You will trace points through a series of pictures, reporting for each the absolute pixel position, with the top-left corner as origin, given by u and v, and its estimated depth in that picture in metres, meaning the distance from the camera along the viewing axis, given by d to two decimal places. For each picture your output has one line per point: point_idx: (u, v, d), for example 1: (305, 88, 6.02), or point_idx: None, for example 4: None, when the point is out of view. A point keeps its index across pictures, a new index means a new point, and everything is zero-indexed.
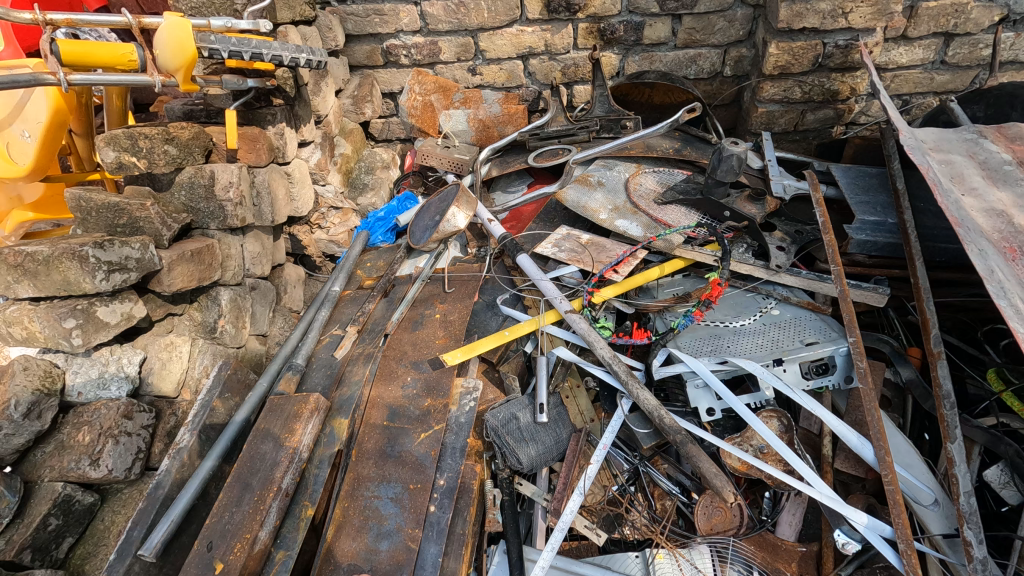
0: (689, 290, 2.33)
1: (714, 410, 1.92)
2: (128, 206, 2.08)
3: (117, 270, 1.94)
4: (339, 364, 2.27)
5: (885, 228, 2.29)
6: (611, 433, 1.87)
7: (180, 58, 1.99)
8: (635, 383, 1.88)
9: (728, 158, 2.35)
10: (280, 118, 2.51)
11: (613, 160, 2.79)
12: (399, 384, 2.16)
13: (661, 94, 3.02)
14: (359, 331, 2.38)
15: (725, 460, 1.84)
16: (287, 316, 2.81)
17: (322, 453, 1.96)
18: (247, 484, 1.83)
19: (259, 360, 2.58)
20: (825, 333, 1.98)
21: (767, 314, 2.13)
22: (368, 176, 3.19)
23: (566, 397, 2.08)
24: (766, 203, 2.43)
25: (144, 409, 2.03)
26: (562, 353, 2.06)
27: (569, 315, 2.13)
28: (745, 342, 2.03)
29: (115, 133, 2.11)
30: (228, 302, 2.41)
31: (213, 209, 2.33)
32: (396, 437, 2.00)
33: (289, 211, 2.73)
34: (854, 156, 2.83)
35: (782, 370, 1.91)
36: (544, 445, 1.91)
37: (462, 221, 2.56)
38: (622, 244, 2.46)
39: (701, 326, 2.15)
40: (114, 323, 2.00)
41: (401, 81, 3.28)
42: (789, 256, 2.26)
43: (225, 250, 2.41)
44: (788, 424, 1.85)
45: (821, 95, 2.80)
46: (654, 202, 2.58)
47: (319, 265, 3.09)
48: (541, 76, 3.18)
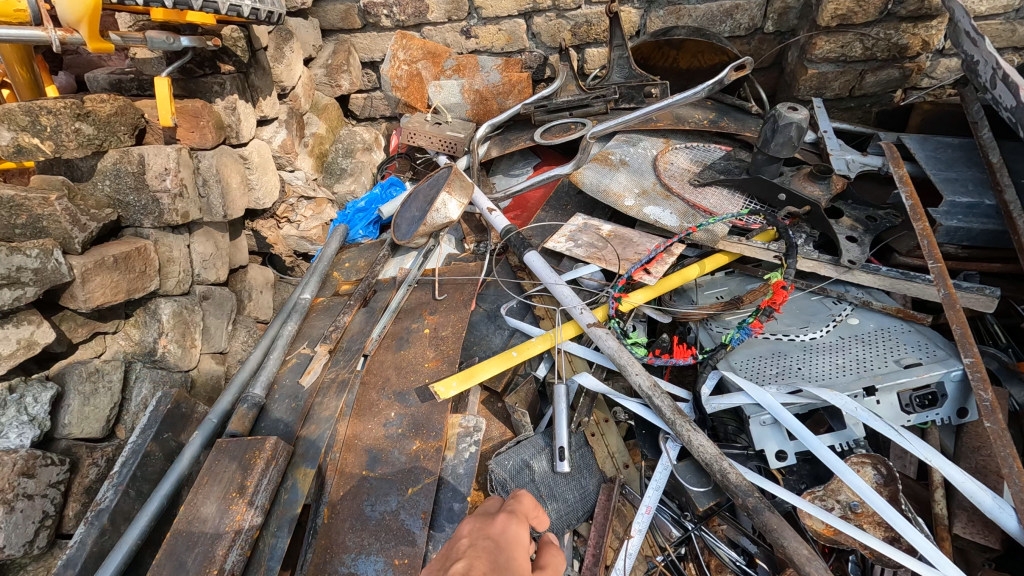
0: (736, 293, 1.91)
1: (786, 455, 1.48)
2: (26, 201, 1.61)
3: (6, 286, 1.50)
4: (306, 394, 1.82)
5: (981, 211, 1.84)
6: (655, 490, 1.45)
7: (82, 7, 1.51)
8: (686, 424, 1.44)
9: (785, 128, 1.86)
10: (229, 88, 2.05)
11: (637, 135, 2.33)
12: (380, 421, 1.74)
13: (688, 56, 2.55)
14: (331, 350, 1.93)
15: (805, 522, 1.41)
16: (250, 327, 2.36)
17: (282, 516, 1.54)
18: (181, 563, 1.40)
19: (214, 384, 2.14)
20: (927, 350, 1.53)
21: (843, 325, 1.69)
22: (346, 160, 2.74)
23: (591, 436, 1.63)
24: (833, 182, 1.96)
25: (53, 461, 1.59)
26: (586, 381, 1.62)
27: (593, 330, 1.70)
28: (821, 363, 1.59)
29: (7, 106, 1.57)
30: (171, 317, 1.98)
31: (145, 202, 1.88)
32: (377, 492, 1.59)
33: (249, 203, 2.27)
34: (922, 125, 2.35)
35: (875, 402, 1.46)
36: (567, 504, 1.49)
37: (456, 210, 2.11)
38: (652, 237, 2.01)
39: (759, 340, 1.71)
40: (8, 354, 1.53)
41: (382, 47, 2.81)
42: (864, 248, 1.82)
43: (166, 253, 1.95)
44: (888, 473, 1.40)
45: (886, 51, 2.32)
46: (690, 183, 2.12)
47: (291, 265, 2.64)
48: (547, 38, 2.73)
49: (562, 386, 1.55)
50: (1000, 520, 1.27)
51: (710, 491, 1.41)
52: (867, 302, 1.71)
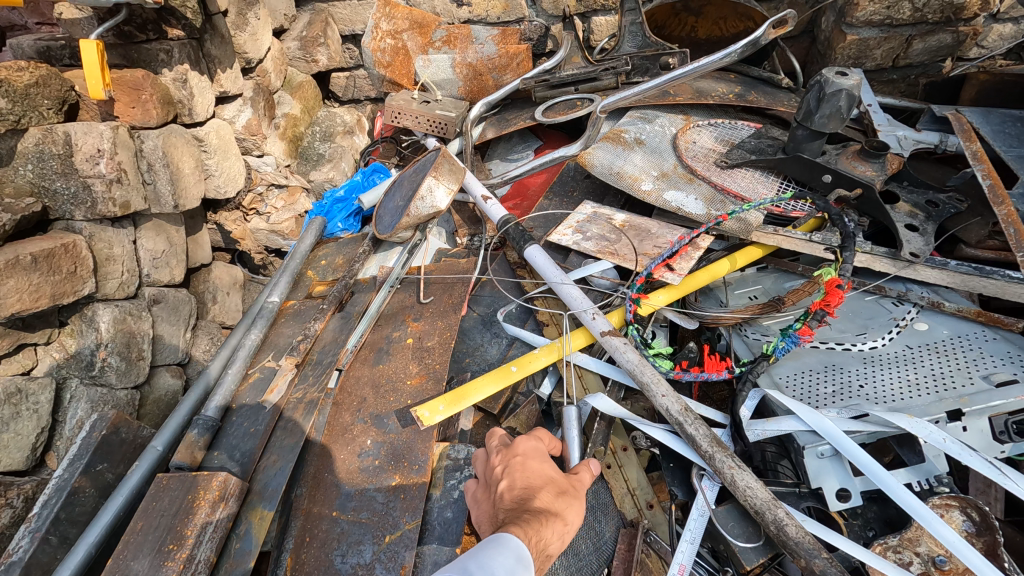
0: (774, 293, 1.62)
1: (850, 495, 1.19)
2: None
3: None
4: (267, 416, 1.54)
5: None
6: (690, 543, 1.15)
7: None
8: (727, 457, 1.15)
9: (834, 97, 1.57)
10: (178, 57, 1.76)
11: (652, 111, 2.04)
12: (354, 450, 1.46)
13: (708, 25, 2.30)
14: (300, 364, 1.65)
15: None
16: (214, 333, 2.06)
17: (232, 571, 1.25)
18: None
19: (169, 401, 1.86)
20: (1017, 363, 1.26)
21: (908, 331, 1.40)
22: (324, 145, 2.46)
23: (606, 468, 1.35)
24: (887, 161, 1.67)
25: None
26: (600, 403, 1.34)
27: (607, 340, 1.41)
28: (887, 378, 1.30)
29: None
30: (112, 324, 1.69)
31: (75, 189, 1.57)
32: (348, 539, 1.31)
33: (208, 192, 1.98)
34: (977, 98, 2.05)
35: (961, 429, 1.18)
36: (577, 558, 1.17)
37: (443, 199, 1.83)
38: (673, 227, 1.72)
39: (807, 349, 1.43)
40: None
41: (364, 17, 2.49)
42: (929, 238, 1.53)
43: (104, 250, 1.66)
44: (983, 520, 1.11)
45: (939, 12, 2.02)
46: (716, 164, 1.82)
47: (262, 263, 2.35)
48: (548, 5, 2.42)
49: (575, 406, 1.30)
50: None
51: (760, 545, 1.12)
52: (936, 304, 1.43)
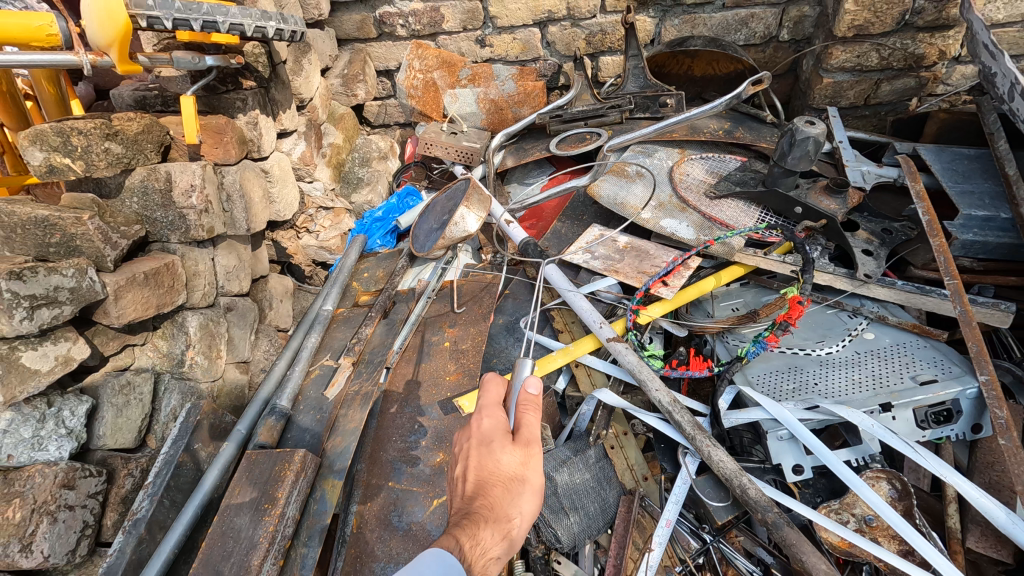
0: (752, 306, 1.93)
1: (802, 468, 1.51)
2: (60, 220, 1.66)
3: (44, 305, 1.53)
4: (330, 406, 1.87)
5: (997, 224, 1.86)
6: (675, 505, 1.47)
7: (112, 31, 1.54)
8: (705, 439, 1.47)
9: (803, 142, 1.86)
10: (251, 104, 2.07)
11: (653, 145, 2.35)
12: (403, 432, 1.79)
13: (703, 64, 2.54)
14: (354, 363, 1.97)
15: (821, 536, 1.44)
16: (272, 337, 2.40)
17: (312, 526, 1.58)
18: (218, 573, 1.46)
19: (239, 394, 2.19)
20: (942, 366, 1.56)
21: (858, 339, 1.71)
22: (363, 169, 2.78)
23: (610, 448, 1.68)
24: (848, 196, 1.98)
25: (92, 473, 1.66)
26: (604, 396, 1.67)
27: (612, 344, 1.73)
28: (838, 377, 1.61)
29: (40, 128, 1.64)
30: (197, 328, 2.04)
31: (171, 218, 1.92)
32: (402, 502, 1.64)
33: (270, 215, 2.32)
34: (937, 134, 2.34)
35: (891, 418, 1.50)
36: (587, 516, 1.52)
37: (474, 225, 2.15)
38: (669, 249, 2.04)
39: (775, 353, 1.74)
40: (48, 370, 1.59)
41: (398, 56, 2.82)
42: (880, 261, 1.83)
43: (191, 267, 1.99)
44: (903, 489, 1.43)
45: (902, 60, 2.32)
46: (706, 195, 2.13)
47: (309, 274, 2.67)
48: (561, 47, 2.74)
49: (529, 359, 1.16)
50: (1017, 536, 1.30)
51: (729, 506, 1.45)
52: (882, 317, 1.74)
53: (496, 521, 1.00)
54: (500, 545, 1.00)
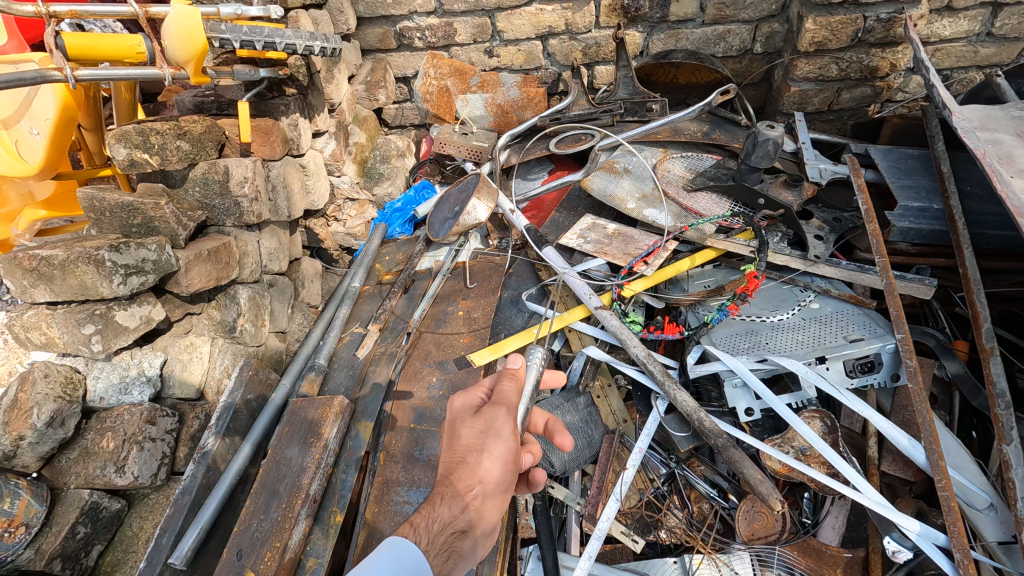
0: (722, 282, 2.23)
1: (753, 410, 1.85)
2: (142, 206, 2.01)
3: (134, 273, 1.88)
4: (361, 364, 2.21)
5: (930, 214, 2.16)
6: (646, 436, 1.82)
7: (191, 50, 1.90)
8: (673, 384, 1.81)
9: (764, 143, 2.19)
10: (293, 108, 2.42)
11: (640, 145, 2.69)
12: (424, 385, 2.13)
13: (687, 73, 2.86)
14: (381, 329, 2.32)
15: (765, 463, 1.78)
16: (305, 312, 2.76)
17: (349, 457, 1.93)
18: (275, 490, 1.80)
19: (279, 358, 2.53)
20: (870, 328, 1.90)
21: (805, 309, 2.05)
22: (383, 165, 3.13)
23: (596, 397, 2.02)
24: (804, 189, 2.30)
25: (167, 413, 2.00)
26: (591, 353, 2.01)
27: (599, 311, 2.06)
28: (785, 338, 1.95)
29: (125, 129, 1.99)
30: (247, 300, 2.34)
31: (228, 205, 2.26)
32: (423, 439, 1.98)
33: (305, 204, 2.67)
34: (891, 137, 2.66)
35: (825, 369, 1.83)
36: (576, 448, 1.88)
37: (484, 213, 2.48)
38: (650, 235, 2.37)
39: (736, 320, 2.07)
40: (133, 327, 1.96)
41: (415, 65, 3.16)
42: (828, 245, 2.15)
43: (242, 247, 2.33)
44: (832, 425, 1.78)
45: (859, 72, 2.65)
46: (684, 188, 2.47)
47: (337, 257, 3.07)
48: (561, 57, 3.07)
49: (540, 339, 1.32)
50: (914, 457, 1.66)
51: (690, 436, 1.80)
52: (826, 291, 2.08)
53: (456, 495, 1.19)
54: (465, 514, 1.19)
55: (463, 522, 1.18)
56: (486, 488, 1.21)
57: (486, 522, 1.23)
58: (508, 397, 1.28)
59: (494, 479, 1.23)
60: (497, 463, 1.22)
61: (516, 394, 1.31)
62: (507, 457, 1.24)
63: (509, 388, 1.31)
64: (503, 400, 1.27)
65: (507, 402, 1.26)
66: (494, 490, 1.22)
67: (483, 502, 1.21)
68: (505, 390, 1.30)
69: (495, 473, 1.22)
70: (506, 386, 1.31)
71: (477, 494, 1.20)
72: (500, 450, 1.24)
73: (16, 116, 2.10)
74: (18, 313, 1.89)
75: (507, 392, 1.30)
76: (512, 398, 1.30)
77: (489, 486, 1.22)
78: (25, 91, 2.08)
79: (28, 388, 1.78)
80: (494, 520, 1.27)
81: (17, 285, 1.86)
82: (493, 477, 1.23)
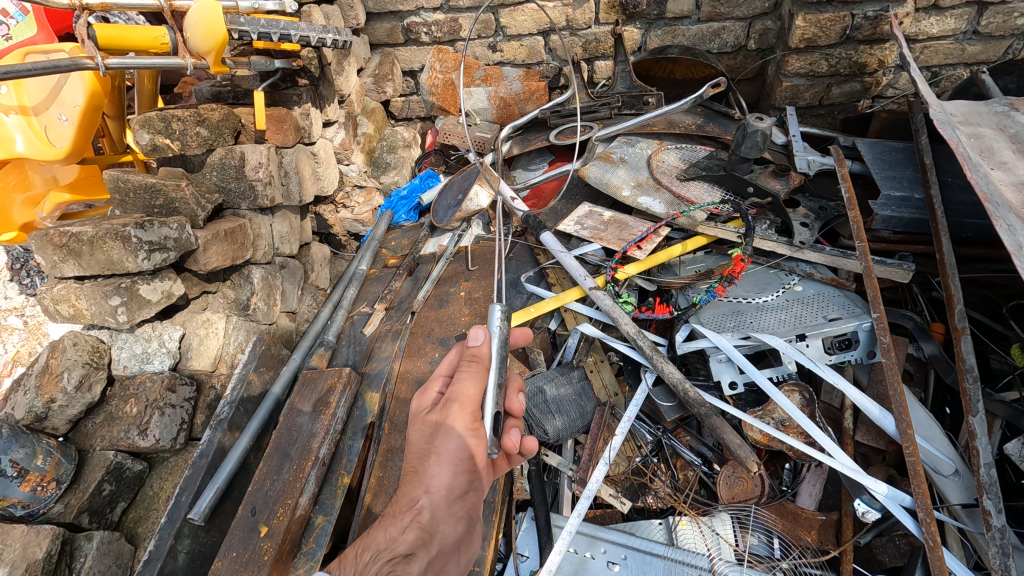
0: (711, 267, 2.33)
1: (736, 384, 1.97)
2: (164, 187, 2.15)
3: (157, 250, 2.02)
4: (368, 341, 2.35)
5: (912, 203, 2.26)
6: (635, 406, 1.95)
7: (212, 41, 2.02)
8: (660, 358, 1.94)
9: (753, 135, 2.27)
10: (305, 98, 2.54)
11: (635, 137, 2.80)
12: (427, 359, 2.25)
13: (683, 68, 2.97)
14: (387, 309, 2.47)
15: (747, 433, 1.90)
16: (314, 294, 2.88)
17: (356, 425, 2.05)
18: (286, 454, 1.91)
19: (289, 336, 2.65)
20: (849, 308, 2.02)
21: (789, 291, 2.17)
22: (390, 155, 3.26)
23: (589, 371, 2.17)
24: (790, 179, 2.44)
25: (185, 382, 2.12)
26: (586, 329, 2.14)
27: (593, 292, 2.17)
28: (769, 318, 2.07)
29: (149, 116, 2.14)
30: (260, 280, 2.47)
31: (243, 188, 2.37)
32: None
33: (316, 190, 2.80)
34: (880, 131, 2.74)
35: (805, 345, 1.95)
36: (570, 418, 2.02)
37: (485, 200, 2.64)
38: (644, 221, 2.47)
39: (723, 302, 2.18)
40: (155, 301, 2.10)
41: (421, 59, 3.28)
42: (813, 232, 2.26)
43: (257, 229, 2.45)
44: (810, 397, 1.91)
45: (849, 68, 2.77)
46: (677, 177, 2.58)
47: (344, 243, 3.22)
48: (562, 52, 3.19)
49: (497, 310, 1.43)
50: (885, 426, 1.76)
51: (676, 406, 1.95)
52: (810, 274, 2.19)
53: (400, 520, 1.34)
54: (412, 534, 1.31)
55: (406, 545, 1.30)
56: (431, 503, 1.35)
57: (439, 538, 1.35)
58: (464, 391, 1.36)
59: (443, 489, 1.35)
60: (445, 467, 1.33)
61: (476, 383, 1.37)
62: (459, 457, 1.33)
63: (468, 377, 1.38)
64: (457, 397, 1.35)
65: (459, 398, 1.34)
66: (442, 503, 1.36)
67: (431, 517, 1.35)
68: (463, 384, 1.37)
69: (444, 482, 1.35)
70: (464, 377, 1.38)
71: (424, 510, 1.35)
72: (449, 452, 1.33)
73: (46, 104, 2.24)
74: (48, 286, 2.02)
75: (465, 382, 1.37)
76: (471, 390, 1.36)
77: (438, 498, 1.36)
78: (55, 80, 2.21)
79: (58, 353, 1.93)
80: (456, 531, 1.38)
81: (47, 260, 1.99)
82: (440, 486, 1.35)
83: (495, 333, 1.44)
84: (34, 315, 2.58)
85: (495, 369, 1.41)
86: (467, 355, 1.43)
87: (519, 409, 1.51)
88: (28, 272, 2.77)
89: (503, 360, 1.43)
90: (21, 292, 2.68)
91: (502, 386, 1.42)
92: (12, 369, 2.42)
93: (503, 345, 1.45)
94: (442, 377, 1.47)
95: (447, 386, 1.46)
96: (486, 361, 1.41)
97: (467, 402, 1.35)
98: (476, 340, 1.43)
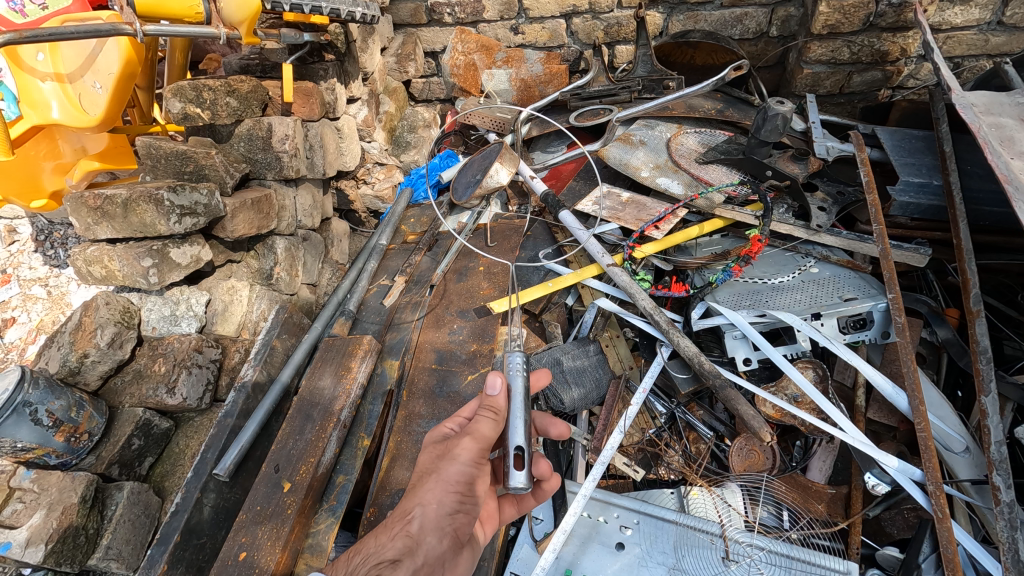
0: (728, 248, 2.36)
1: (750, 360, 2.02)
2: (194, 154, 2.21)
3: (188, 215, 2.07)
4: (388, 311, 2.43)
5: (930, 189, 2.24)
6: (651, 378, 2.02)
7: (245, 12, 2.11)
8: (676, 332, 2.01)
9: (773, 118, 2.26)
10: (331, 73, 2.60)
11: (655, 120, 2.81)
12: (447, 330, 2.29)
13: (704, 54, 2.99)
14: (406, 281, 2.55)
15: (760, 407, 1.95)
16: (334, 268, 2.94)
17: (376, 391, 2.10)
18: (309, 415, 1.95)
19: (309, 307, 2.71)
20: (864, 290, 2.07)
21: (805, 272, 2.21)
22: (411, 134, 3.34)
23: (606, 345, 2.26)
24: (810, 163, 2.41)
25: (211, 344, 2.16)
26: (604, 305, 2.23)
27: (611, 269, 2.23)
28: (784, 298, 2.12)
29: (181, 84, 2.19)
30: (284, 251, 2.52)
31: (270, 159, 2.42)
32: (445, 378, 2.13)
33: (338, 165, 2.87)
34: (899, 120, 2.74)
35: (820, 324, 1.99)
36: (586, 389, 2.09)
37: (505, 177, 2.62)
38: (662, 202, 2.49)
39: (740, 282, 2.23)
40: (185, 264, 2.16)
41: (443, 40, 3.32)
42: (830, 216, 2.25)
43: (281, 200, 2.49)
44: (823, 374, 1.97)
45: (870, 56, 2.81)
46: (696, 160, 2.60)
47: (363, 220, 3.28)
48: (583, 36, 3.23)
49: (519, 352, 1.50)
50: (897, 403, 1.80)
51: (690, 379, 2.01)
52: (825, 257, 2.23)
53: (391, 528, 1.29)
54: (399, 542, 1.25)
55: (393, 552, 1.24)
56: (423, 514, 1.29)
57: (425, 549, 1.26)
58: (479, 432, 1.37)
59: (435, 503, 1.31)
60: (442, 487, 1.33)
61: (492, 427, 1.38)
62: (457, 480, 1.34)
63: (485, 420, 1.39)
64: (470, 431, 1.39)
65: (471, 433, 1.37)
66: (433, 517, 1.30)
67: (420, 528, 1.28)
68: (482, 424, 1.38)
69: (436, 496, 1.31)
70: (480, 420, 1.39)
71: (414, 520, 1.28)
72: (451, 474, 1.34)
73: (81, 71, 2.25)
74: (81, 248, 2.07)
75: (481, 424, 1.38)
76: (487, 432, 1.38)
77: (430, 511, 1.30)
78: (91, 48, 2.22)
79: (92, 312, 1.99)
80: (443, 549, 1.29)
81: (81, 222, 2.04)
82: (432, 501, 1.31)
83: (514, 376, 1.47)
84: (58, 286, 2.64)
85: (518, 411, 1.41)
86: (484, 402, 1.43)
87: (562, 431, 1.66)
88: (52, 244, 2.80)
89: (522, 404, 1.42)
90: (45, 263, 2.73)
91: (529, 427, 1.41)
92: (37, 336, 2.48)
93: (523, 386, 1.46)
94: (461, 417, 1.51)
95: (461, 425, 1.50)
96: (502, 411, 1.41)
97: (479, 438, 1.37)
98: (493, 390, 1.43)
